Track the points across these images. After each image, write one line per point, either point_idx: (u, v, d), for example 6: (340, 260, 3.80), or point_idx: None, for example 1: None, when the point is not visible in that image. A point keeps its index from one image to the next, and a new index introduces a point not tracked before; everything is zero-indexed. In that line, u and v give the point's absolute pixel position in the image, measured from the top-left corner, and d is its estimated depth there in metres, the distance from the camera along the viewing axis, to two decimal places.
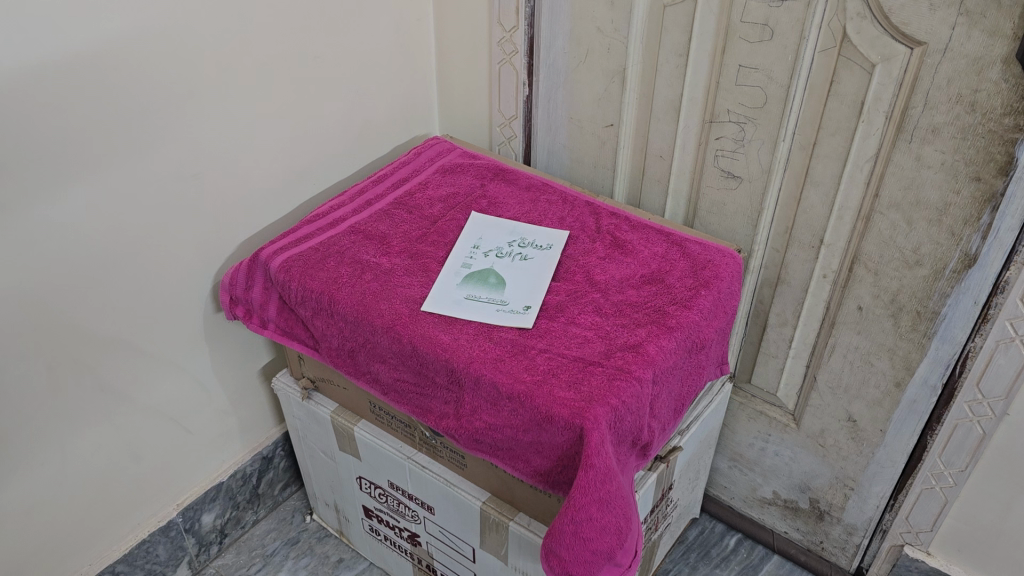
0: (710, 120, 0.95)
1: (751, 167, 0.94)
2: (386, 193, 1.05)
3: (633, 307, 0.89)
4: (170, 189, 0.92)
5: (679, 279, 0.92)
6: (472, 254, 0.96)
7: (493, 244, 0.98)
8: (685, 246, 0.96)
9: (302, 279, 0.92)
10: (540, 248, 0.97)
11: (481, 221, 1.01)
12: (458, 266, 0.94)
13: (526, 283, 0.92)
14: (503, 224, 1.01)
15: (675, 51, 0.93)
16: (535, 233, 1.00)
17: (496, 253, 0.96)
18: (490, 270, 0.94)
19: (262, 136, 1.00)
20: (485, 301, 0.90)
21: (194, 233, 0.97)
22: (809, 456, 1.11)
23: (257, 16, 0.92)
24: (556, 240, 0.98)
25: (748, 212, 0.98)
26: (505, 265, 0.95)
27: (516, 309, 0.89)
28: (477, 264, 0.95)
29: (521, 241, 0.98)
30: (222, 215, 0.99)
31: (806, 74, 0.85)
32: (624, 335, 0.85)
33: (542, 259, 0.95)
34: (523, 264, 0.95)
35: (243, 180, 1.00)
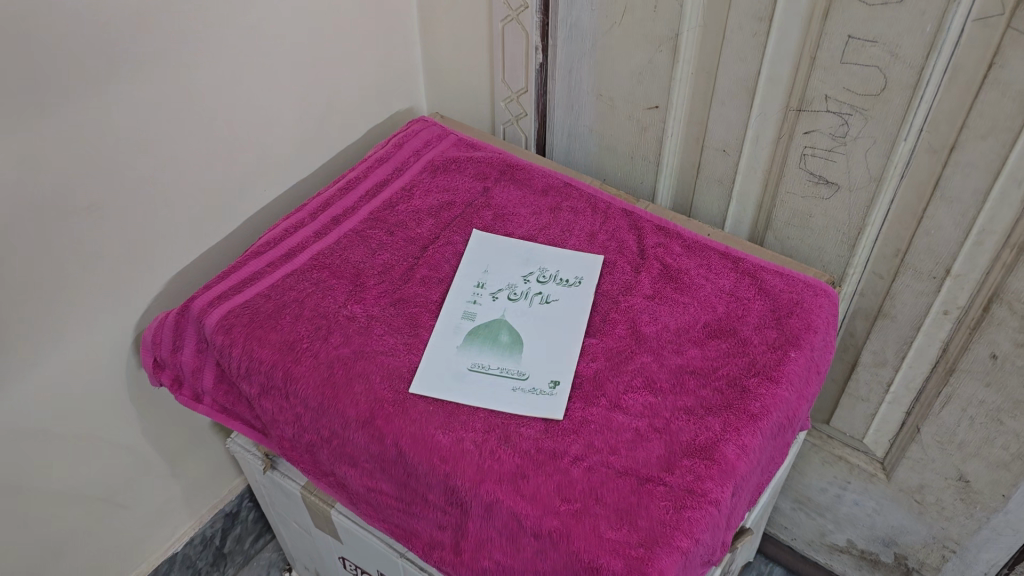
0: (797, 107, 0.69)
1: (853, 173, 0.69)
2: (361, 205, 0.79)
3: (698, 378, 0.65)
4: (59, 230, 0.66)
5: (757, 332, 0.68)
6: (476, 299, 0.72)
7: (503, 279, 0.73)
8: (760, 279, 0.72)
9: (247, 345, 0.68)
10: (567, 285, 0.73)
11: (486, 243, 0.76)
12: (456, 319, 0.70)
13: (550, 343, 0.68)
14: (517, 248, 0.76)
15: (750, 12, 0.67)
16: (560, 261, 0.75)
17: (508, 295, 0.72)
18: (499, 325, 0.70)
19: (190, 138, 0.73)
20: (496, 375, 0.66)
21: (106, 269, 0.72)
22: (899, 511, 0.89)
23: None
24: (588, 272, 0.74)
25: (842, 228, 0.73)
26: (519, 315, 0.71)
27: (538, 388, 0.65)
28: (482, 314, 0.71)
29: (539, 274, 0.74)
30: (145, 243, 0.75)
31: (950, 51, 0.59)
32: (690, 427, 0.62)
33: (570, 304, 0.71)
34: (544, 311, 0.71)
35: (168, 199, 0.74)
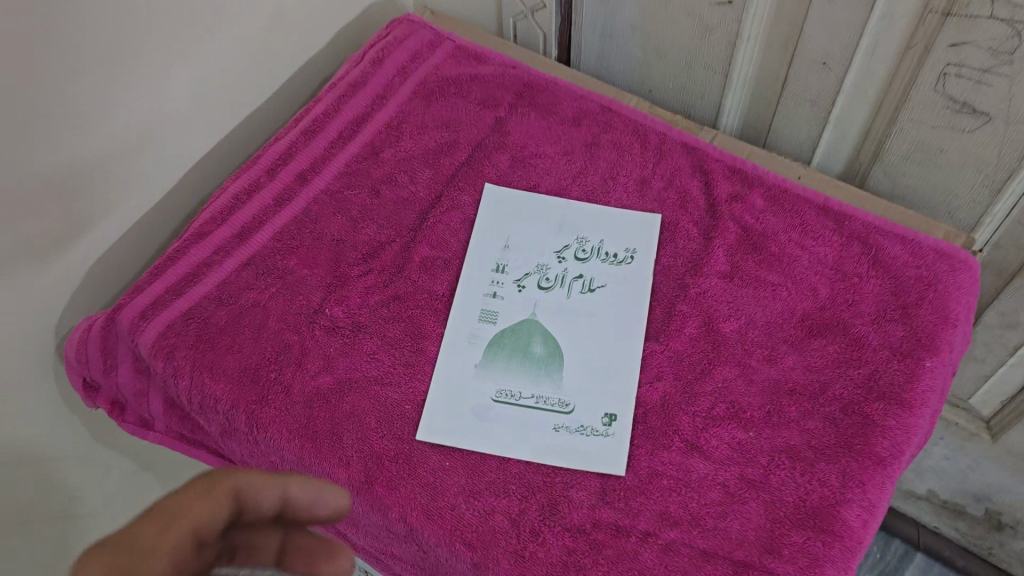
0: (947, 10, 0.48)
1: (1017, 102, 0.49)
2: (335, 153, 0.60)
3: (800, 401, 0.49)
4: None
5: (877, 328, 0.51)
6: (495, 290, 0.54)
7: (529, 259, 0.56)
8: (874, 245, 0.54)
9: (197, 375, 0.51)
10: (616, 265, 0.55)
11: (502, 203, 0.58)
12: (471, 324, 0.53)
13: (601, 355, 0.52)
14: (543, 208, 0.58)
15: None
16: (603, 227, 0.57)
17: (538, 282, 0.55)
18: (530, 329, 0.53)
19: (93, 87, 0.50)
20: (532, 409, 0.50)
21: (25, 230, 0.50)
22: (1000, 472, 0.75)
23: None
24: (642, 242, 0.56)
25: (986, 170, 0.54)
26: (555, 311, 0.53)
27: (591, 427, 0.49)
28: (506, 314, 0.53)
29: (576, 248, 0.56)
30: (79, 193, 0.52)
31: None
32: (797, 481, 0.46)
33: (622, 293, 0.54)
34: (588, 306, 0.54)
35: (79, 178, 0.52)
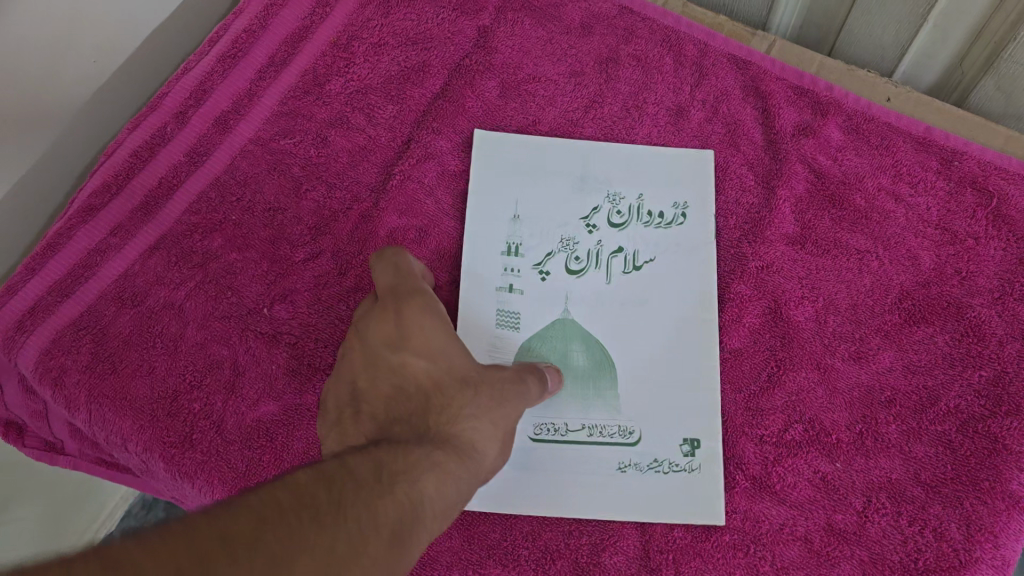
0: None
1: None
2: (266, 87, 0.45)
3: (903, 415, 0.36)
4: None
5: (999, 311, 0.38)
6: (511, 282, 0.40)
7: (548, 231, 0.41)
8: (991, 194, 0.40)
9: (100, 407, 0.38)
10: (665, 228, 0.41)
11: (500, 157, 0.43)
12: (488, 335, 0.39)
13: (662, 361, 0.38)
14: (555, 154, 0.43)
15: None
16: (641, 175, 0.43)
17: (565, 264, 0.41)
18: (566, 332, 0.39)
19: None
20: (582, 445, 0.37)
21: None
22: None
23: None
24: (694, 191, 0.42)
25: None
26: (594, 305, 0.40)
27: (674, 462, 0.37)
28: (529, 316, 0.40)
29: (611, 206, 0.42)
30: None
31: None
32: (905, 533, 0.34)
33: (679, 264, 0.40)
34: (637, 293, 0.40)
35: None
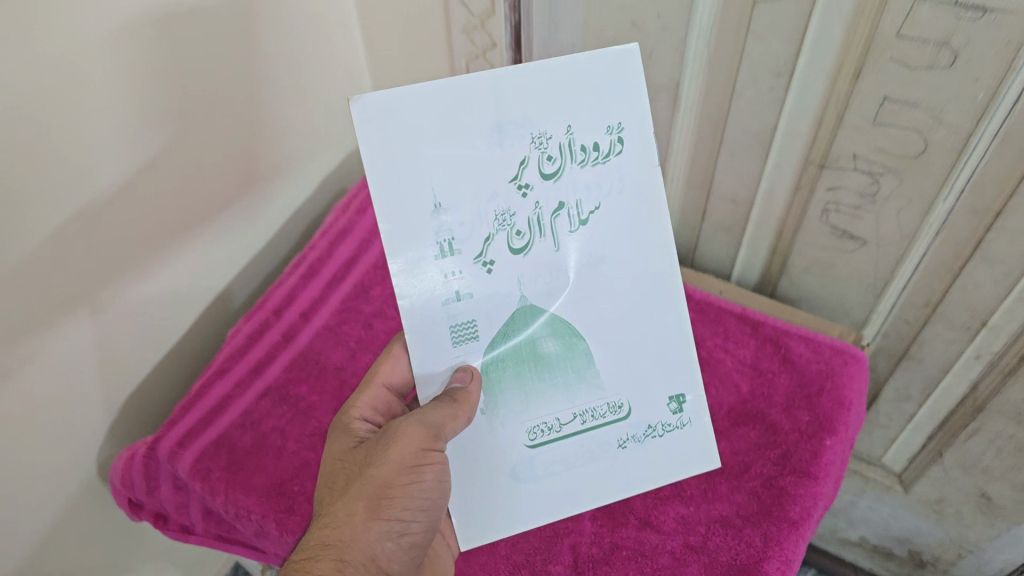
0: (822, 163, 0.61)
1: (883, 230, 0.62)
2: (333, 295, 0.72)
3: (729, 479, 0.60)
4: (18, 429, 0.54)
5: (786, 414, 0.63)
6: (454, 289, 0.45)
7: (474, 221, 0.44)
8: (784, 346, 0.66)
9: (231, 492, 0.61)
10: (605, 161, 0.45)
11: (394, 176, 0.42)
12: (448, 353, 0.46)
13: (624, 335, 0.49)
14: (455, 115, 0.41)
15: (765, 68, 0.58)
16: (556, 100, 0.43)
17: (508, 240, 0.45)
18: (535, 317, 0.47)
19: (129, 262, 0.59)
20: (576, 428, 0.50)
21: (77, 331, 0.56)
22: (916, 517, 0.87)
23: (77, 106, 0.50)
24: (630, 109, 0.45)
25: (867, 280, 0.67)
26: (556, 272, 0.47)
27: (668, 423, 0.52)
28: (479, 294, 0.45)
29: (542, 141, 0.43)
30: (122, 313, 0.60)
31: (1003, 116, 0.51)
32: (729, 548, 0.57)
33: (625, 212, 0.47)
34: (589, 255, 0.47)
35: (116, 338, 0.61)
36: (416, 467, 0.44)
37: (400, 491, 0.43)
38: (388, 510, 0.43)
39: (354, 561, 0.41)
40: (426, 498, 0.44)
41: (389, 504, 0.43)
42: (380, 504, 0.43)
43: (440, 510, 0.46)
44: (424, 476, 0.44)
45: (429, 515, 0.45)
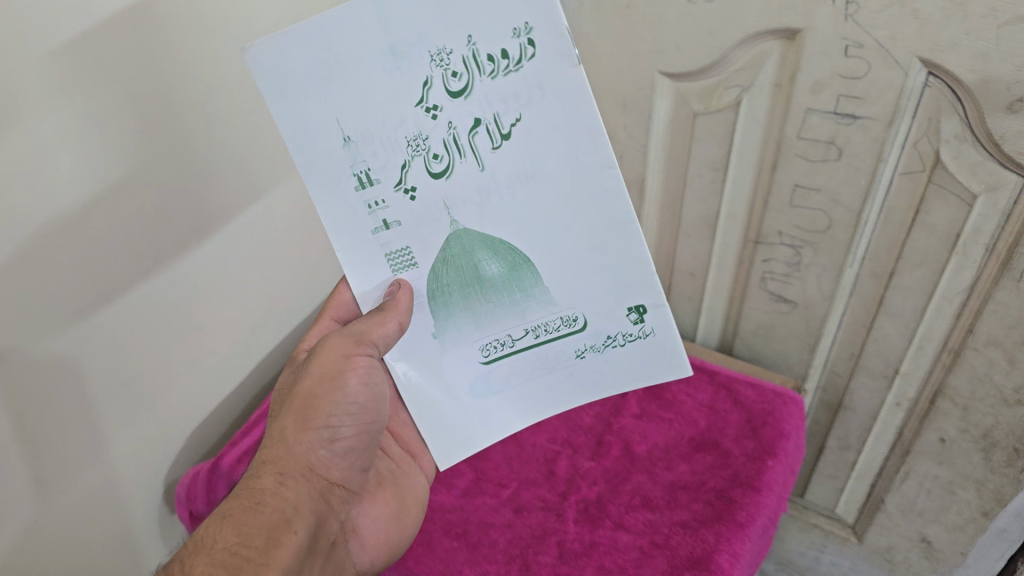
0: (755, 239, 0.79)
1: (808, 293, 0.79)
2: None
3: (688, 493, 0.72)
4: (162, 425, 0.69)
5: (736, 442, 0.76)
6: (381, 219, 0.54)
7: (389, 150, 0.51)
8: (734, 390, 0.81)
9: None
10: (516, 67, 0.49)
11: (297, 116, 0.50)
12: (382, 271, 0.56)
13: (564, 253, 0.56)
14: (347, 45, 0.48)
15: (709, 163, 0.77)
16: (448, 20, 0.48)
17: (426, 163, 0.52)
18: (472, 245, 0.55)
19: (251, 305, 0.76)
20: (530, 341, 0.60)
21: (210, 357, 0.72)
22: (872, 570, 0.96)
23: (238, 177, 0.69)
24: (529, 10, 0.47)
25: (803, 337, 0.83)
26: (484, 193, 0.53)
27: (628, 332, 0.60)
28: (406, 217, 0.54)
29: (438, 61, 0.49)
30: (228, 354, 0.75)
31: (883, 197, 0.69)
32: (688, 543, 0.67)
33: (550, 114, 0.50)
34: (515, 171, 0.52)
35: (235, 370, 0.77)
36: (338, 374, 0.57)
37: (322, 401, 0.56)
38: (315, 418, 0.56)
39: (292, 470, 0.55)
40: (348, 403, 0.57)
41: (316, 412, 0.56)
42: (309, 414, 0.56)
43: (365, 412, 0.59)
44: (346, 381, 0.57)
45: (355, 417, 0.58)
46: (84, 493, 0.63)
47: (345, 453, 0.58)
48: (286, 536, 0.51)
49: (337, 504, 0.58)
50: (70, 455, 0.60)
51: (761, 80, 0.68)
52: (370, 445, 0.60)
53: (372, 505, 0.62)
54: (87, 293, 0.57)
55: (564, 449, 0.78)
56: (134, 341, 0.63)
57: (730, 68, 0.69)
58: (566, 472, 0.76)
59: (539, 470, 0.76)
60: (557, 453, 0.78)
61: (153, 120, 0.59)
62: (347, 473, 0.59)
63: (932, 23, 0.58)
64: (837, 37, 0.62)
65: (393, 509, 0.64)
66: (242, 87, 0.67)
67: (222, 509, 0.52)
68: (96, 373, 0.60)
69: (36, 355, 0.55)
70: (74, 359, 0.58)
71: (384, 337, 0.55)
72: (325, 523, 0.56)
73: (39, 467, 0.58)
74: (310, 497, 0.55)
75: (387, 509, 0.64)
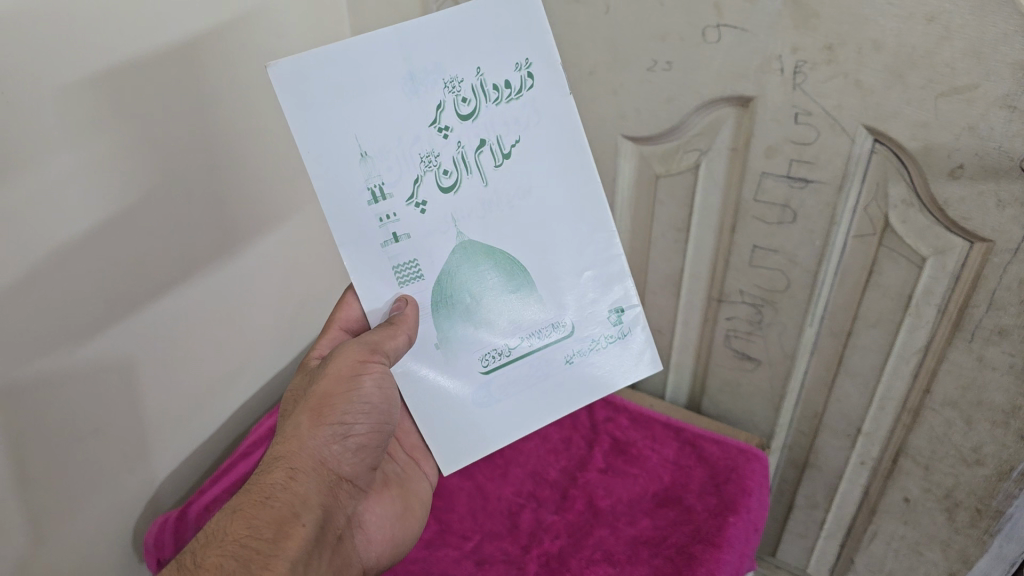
0: (718, 298, 0.81)
1: (771, 351, 0.80)
2: None
3: (650, 548, 0.73)
4: (135, 470, 0.70)
5: (699, 498, 0.77)
6: (391, 232, 0.54)
7: (403, 166, 0.53)
8: (699, 447, 0.82)
9: None
10: (517, 95, 0.55)
11: (319, 131, 0.50)
12: (391, 286, 0.55)
13: (552, 257, 0.59)
14: (374, 64, 0.51)
15: (672, 224, 0.79)
16: (460, 53, 0.53)
17: (437, 179, 0.54)
18: (476, 254, 0.57)
19: (226, 355, 0.78)
20: (526, 349, 0.60)
21: (185, 405, 0.74)
22: None
23: (218, 230, 0.72)
24: (532, 48, 0.55)
25: (768, 395, 0.84)
26: (487, 208, 0.56)
27: (610, 334, 0.62)
28: (415, 229, 0.55)
29: (453, 85, 0.53)
30: (199, 405, 0.76)
31: (838, 259, 0.71)
32: None
33: (547, 137, 0.56)
34: (517, 186, 0.56)
35: (208, 420, 0.78)
36: (355, 375, 0.54)
37: (339, 397, 0.53)
38: (330, 414, 0.53)
39: (305, 465, 0.52)
40: (363, 403, 0.54)
41: (331, 409, 0.53)
42: (323, 410, 0.53)
43: (380, 412, 0.56)
44: (363, 383, 0.54)
45: (370, 416, 0.55)
46: (52, 541, 0.63)
47: (358, 451, 0.55)
48: (292, 534, 0.48)
49: (346, 501, 0.55)
50: (44, 504, 0.61)
51: (718, 144, 0.71)
52: (382, 444, 0.57)
53: (378, 502, 0.60)
54: (71, 334, 0.59)
55: (529, 502, 0.79)
56: (110, 387, 0.64)
57: (689, 132, 0.72)
58: (529, 525, 0.76)
59: (503, 523, 0.77)
60: (522, 506, 0.79)
61: (149, 165, 0.63)
62: (358, 471, 0.56)
63: (874, 93, 0.60)
64: (787, 104, 0.65)
65: (398, 510, 0.62)
66: (225, 144, 0.71)
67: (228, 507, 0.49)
68: (71, 417, 0.61)
69: (28, 390, 0.57)
70: (56, 399, 0.59)
71: (396, 350, 0.54)
72: (332, 524, 0.53)
73: (10, 518, 0.58)
74: (320, 493, 0.52)
75: (389, 508, 0.61)
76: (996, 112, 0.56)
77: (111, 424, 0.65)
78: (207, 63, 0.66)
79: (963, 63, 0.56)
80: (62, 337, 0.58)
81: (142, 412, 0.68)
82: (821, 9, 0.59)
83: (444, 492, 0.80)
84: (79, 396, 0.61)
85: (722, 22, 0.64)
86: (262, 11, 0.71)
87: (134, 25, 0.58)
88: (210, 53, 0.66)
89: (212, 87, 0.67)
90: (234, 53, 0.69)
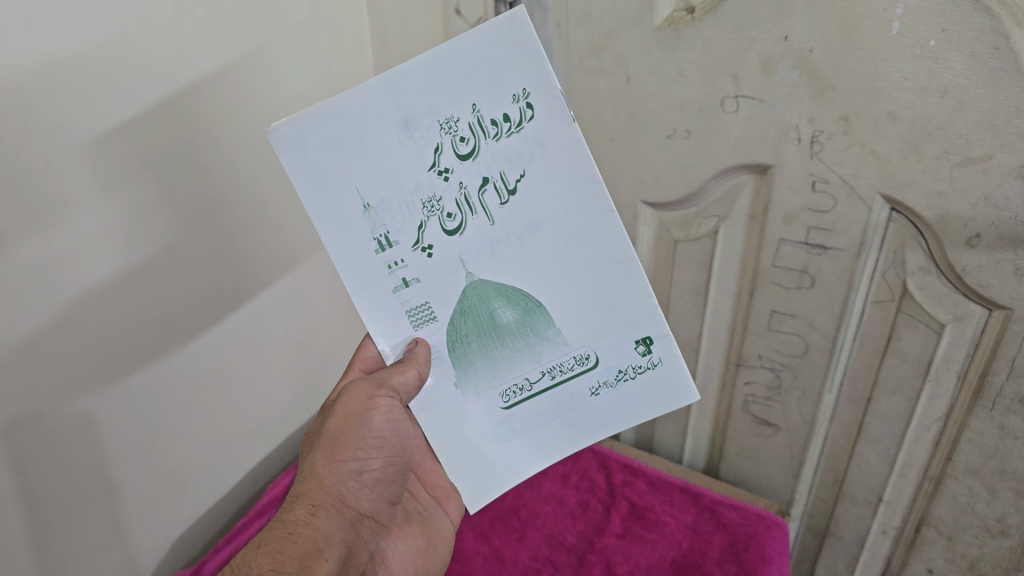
0: (737, 362, 0.81)
1: (790, 417, 0.80)
2: None
3: None
4: (150, 526, 0.70)
5: (719, 565, 0.76)
6: (400, 279, 0.54)
7: (406, 213, 0.53)
8: (718, 512, 0.81)
9: None
10: (518, 129, 0.51)
11: (317, 181, 0.51)
12: (408, 330, 0.56)
13: (568, 292, 0.55)
14: (367, 115, 0.50)
15: (690, 288, 0.80)
16: (455, 91, 0.50)
17: (441, 223, 0.53)
18: (486, 294, 0.55)
19: (245, 412, 0.78)
20: (547, 383, 0.58)
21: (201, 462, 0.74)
22: None
23: (240, 290, 0.74)
24: (529, 76, 0.49)
25: (787, 460, 0.84)
26: (496, 246, 0.54)
27: (638, 364, 0.57)
28: (425, 275, 0.54)
29: (450, 126, 0.51)
30: (216, 462, 0.76)
31: (857, 324, 0.71)
32: None
33: (557, 170, 0.52)
34: (528, 223, 0.53)
35: (225, 477, 0.78)
36: (363, 413, 0.55)
37: (351, 433, 0.54)
38: (343, 451, 0.53)
39: (324, 500, 0.51)
40: (374, 437, 0.55)
41: (344, 445, 0.53)
42: (337, 447, 0.53)
43: (391, 447, 0.56)
44: (372, 418, 0.55)
45: (382, 449, 0.55)
46: None
47: (373, 486, 0.55)
48: (319, 564, 0.48)
49: (368, 538, 0.55)
50: (58, 558, 0.61)
51: (737, 210, 0.72)
52: (398, 479, 0.58)
53: (400, 539, 0.60)
54: (92, 390, 0.60)
55: (545, 567, 0.78)
56: (128, 442, 0.64)
57: (707, 199, 0.73)
58: None
59: None
60: (538, 570, 0.78)
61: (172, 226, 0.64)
62: (376, 508, 0.56)
63: (890, 163, 0.62)
64: (804, 173, 0.66)
65: (421, 546, 0.62)
66: (251, 206, 0.73)
67: (254, 542, 0.48)
68: (89, 472, 0.62)
69: (44, 444, 0.57)
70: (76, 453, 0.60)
71: (405, 385, 0.54)
72: (357, 560, 0.53)
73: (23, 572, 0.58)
74: (341, 528, 0.51)
75: (414, 545, 0.61)
76: (1010, 183, 0.57)
77: (128, 479, 0.66)
78: (235, 129, 0.69)
79: (977, 136, 0.57)
80: (86, 391, 0.60)
81: (159, 468, 0.69)
82: (837, 82, 0.61)
83: (460, 555, 0.79)
84: (99, 451, 0.62)
85: (740, 93, 0.66)
86: (291, 81, 0.74)
87: (162, 93, 0.60)
88: (236, 119, 0.69)
89: (238, 151, 0.70)
90: (262, 119, 0.72)
